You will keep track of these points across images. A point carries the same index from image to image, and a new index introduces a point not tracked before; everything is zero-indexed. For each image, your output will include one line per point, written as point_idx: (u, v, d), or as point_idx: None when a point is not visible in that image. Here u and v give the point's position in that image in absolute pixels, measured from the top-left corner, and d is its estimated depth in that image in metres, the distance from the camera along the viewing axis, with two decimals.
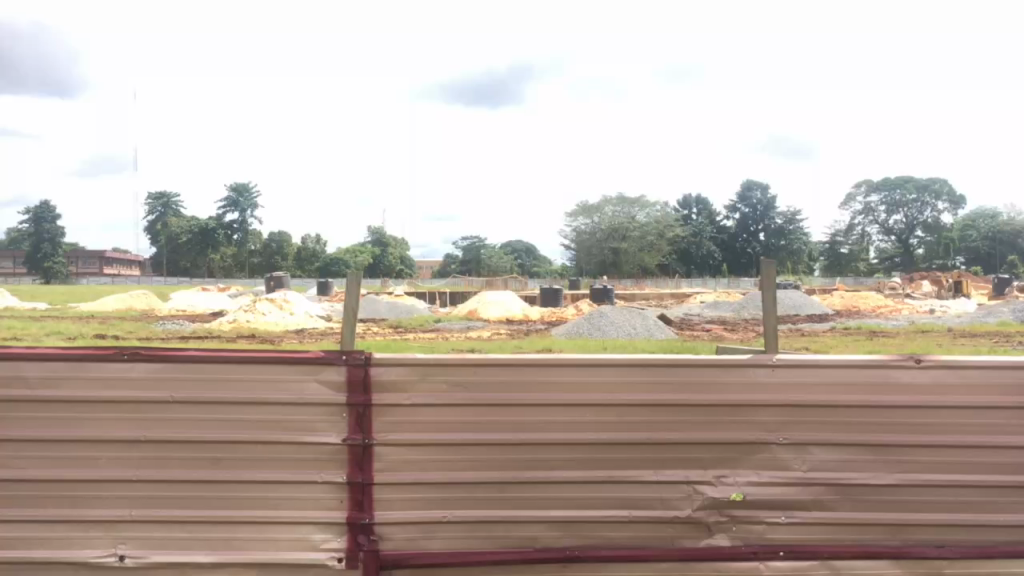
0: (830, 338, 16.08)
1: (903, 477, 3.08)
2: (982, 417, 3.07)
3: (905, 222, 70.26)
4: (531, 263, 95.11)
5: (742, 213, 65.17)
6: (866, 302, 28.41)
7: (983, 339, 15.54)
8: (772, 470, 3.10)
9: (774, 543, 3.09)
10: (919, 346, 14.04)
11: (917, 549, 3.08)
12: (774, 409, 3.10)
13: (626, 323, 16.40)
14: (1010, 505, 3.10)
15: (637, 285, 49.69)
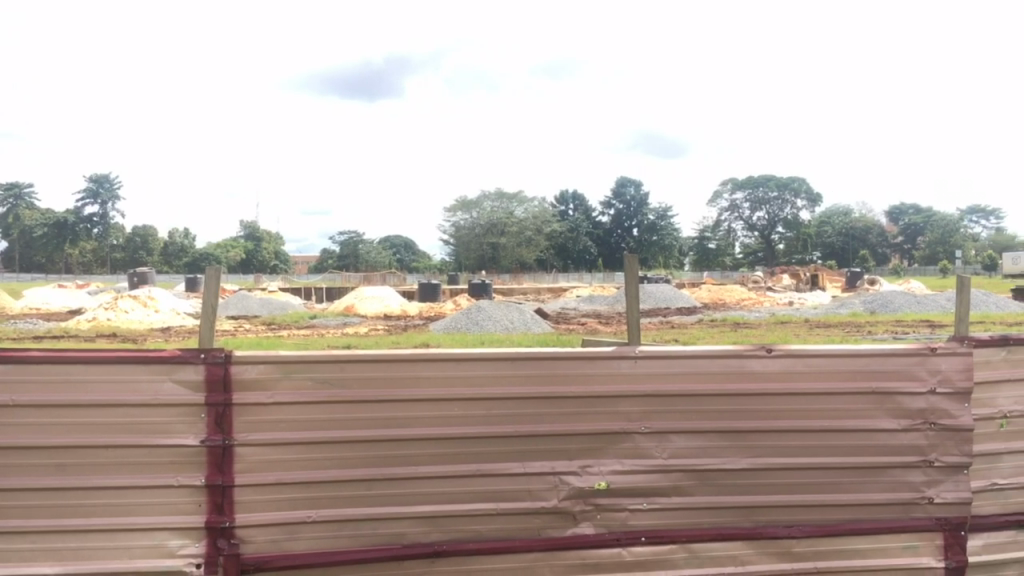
0: (697, 330, 16.71)
1: (756, 461, 3.20)
2: (829, 402, 3.23)
3: (768, 218, 73.87)
4: (412, 259, 94.55)
5: (617, 209, 66.87)
6: (732, 294, 29.72)
7: (836, 328, 16.51)
8: (634, 459, 3.18)
9: (635, 530, 3.17)
10: (777, 338, 14.75)
11: (768, 530, 3.20)
12: (635, 400, 3.18)
13: (503, 318, 16.55)
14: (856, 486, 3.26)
15: (515, 281, 50.05)
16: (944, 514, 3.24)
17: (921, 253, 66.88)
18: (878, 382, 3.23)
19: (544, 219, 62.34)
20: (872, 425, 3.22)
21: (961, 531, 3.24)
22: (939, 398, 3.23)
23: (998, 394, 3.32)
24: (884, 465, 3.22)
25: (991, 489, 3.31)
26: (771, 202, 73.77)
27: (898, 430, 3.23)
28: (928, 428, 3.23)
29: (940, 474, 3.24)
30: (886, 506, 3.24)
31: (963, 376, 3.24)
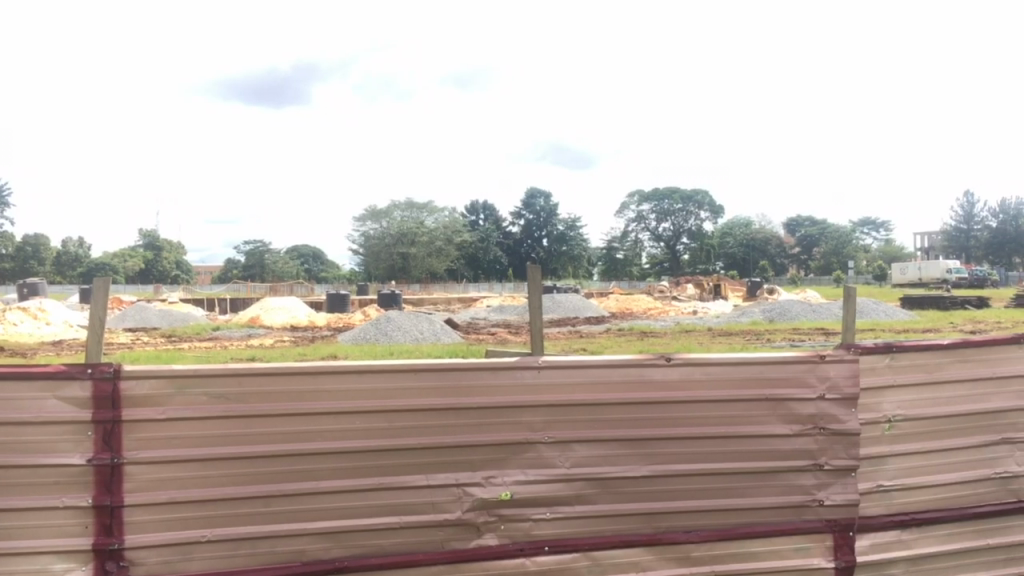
0: (605, 339, 16.96)
1: (656, 468, 3.26)
2: (726, 409, 3.31)
3: (673, 230, 75.69)
4: (320, 270, 93.06)
5: (526, 220, 67.40)
6: (639, 304, 30.30)
7: (738, 337, 17.03)
8: (537, 468, 3.20)
9: (539, 539, 3.18)
10: (681, 347, 15.09)
11: (669, 536, 3.26)
12: (538, 410, 3.20)
13: (412, 329, 16.44)
14: (755, 491, 3.34)
15: (425, 291, 49.83)
16: (833, 516, 3.36)
17: (817, 264, 69.67)
18: (771, 389, 3.34)
19: (454, 229, 62.31)
20: (765, 431, 3.33)
21: (849, 531, 3.37)
22: (828, 404, 3.35)
23: (883, 399, 3.44)
24: (777, 470, 3.33)
25: (878, 491, 3.42)
26: (676, 213, 75.59)
27: (790, 435, 3.34)
28: (818, 432, 3.35)
29: (830, 477, 3.36)
30: (778, 510, 3.34)
31: (850, 382, 3.37)
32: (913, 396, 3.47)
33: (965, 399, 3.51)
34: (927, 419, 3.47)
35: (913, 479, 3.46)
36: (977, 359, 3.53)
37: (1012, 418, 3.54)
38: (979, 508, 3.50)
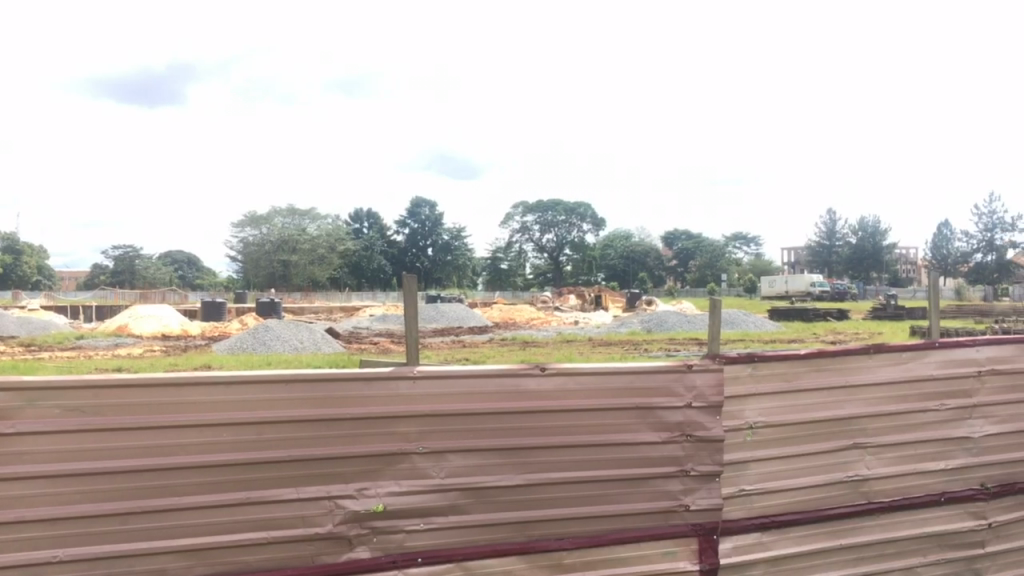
0: (488, 349, 17.08)
1: (531, 477, 3.29)
2: (598, 417, 3.38)
3: (556, 241, 76.98)
4: (196, 277, 89.78)
5: (411, 229, 67.09)
6: (522, 314, 30.61)
7: (616, 347, 17.49)
8: (411, 479, 3.17)
9: (412, 551, 3.15)
10: (562, 356, 15.35)
11: (541, 544, 3.28)
12: (413, 420, 3.18)
13: (292, 338, 16.09)
14: (626, 496, 3.42)
15: (307, 299, 48.79)
16: (699, 519, 3.48)
17: (693, 276, 72.24)
18: (641, 398, 3.43)
19: (338, 236, 61.50)
20: (636, 438, 3.42)
21: (713, 534, 3.50)
22: (694, 412, 3.48)
23: (744, 407, 3.58)
24: (647, 476, 3.42)
25: (739, 495, 3.55)
26: (559, 225, 76.93)
27: (659, 442, 3.44)
28: (685, 440, 3.46)
29: (695, 482, 3.47)
30: (646, 515, 3.43)
31: (715, 391, 3.51)
32: (774, 404, 3.63)
33: (820, 405, 3.69)
34: (786, 425, 3.63)
35: (772, 483, 3.61)
36: (831, 368, 3.72)
37: (864, 424, 3.74)
38: (834, 510, 3.68)
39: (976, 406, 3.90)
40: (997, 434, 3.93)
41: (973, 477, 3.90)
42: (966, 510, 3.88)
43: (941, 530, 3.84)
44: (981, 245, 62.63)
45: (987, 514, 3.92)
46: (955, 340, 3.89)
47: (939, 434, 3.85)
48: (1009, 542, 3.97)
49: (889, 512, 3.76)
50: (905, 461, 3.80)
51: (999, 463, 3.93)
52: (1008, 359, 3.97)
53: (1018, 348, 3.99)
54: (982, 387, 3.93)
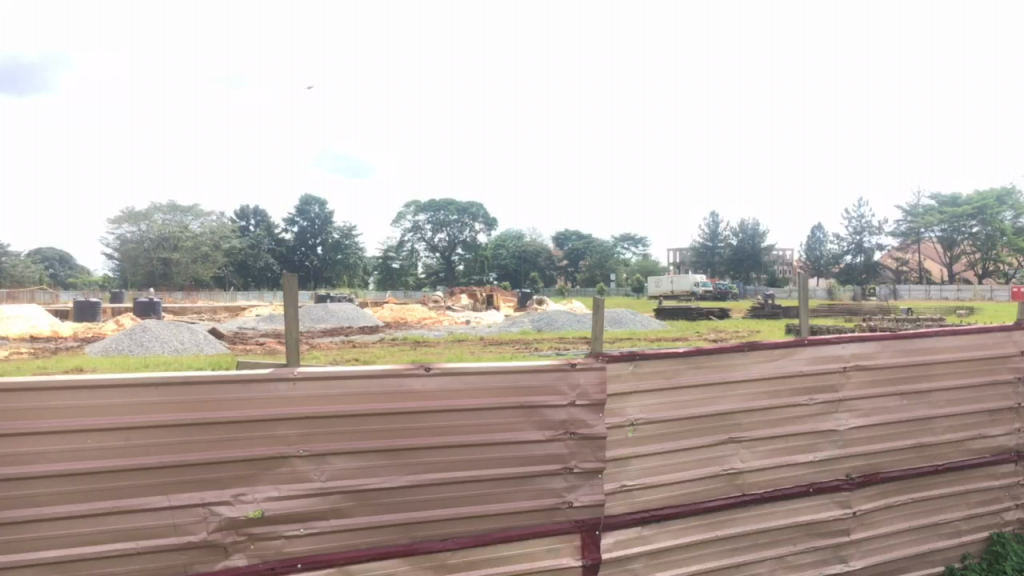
0: (378, 349, 16.91)
1: (415, 478, 3.25)
2: (483, 417, 3.38)
3: (448, 241, 76.87)
4: (70, 275, 85.40)
5: (300, 227, 65.73)
6: (413, 313, 30.40)
7: (507, 346, 17.63)
8: (290, 483, 3.08)
9: (291, 557, 3.07)
10: (452, 356, 15.33)
11: (425, 545, 3.25)
12: (293, 423, 3.09)
13: (172, 339, 15.49)
14: (512, 495, 3.42)
15: (189, 299, 47.01)
16: (581, 516, 3.53)
17: (583, 276, 73.53)
18: (526, 397, 3.45)
19: (222, 234, 60.10)
20: (521, 436, 3.43)
21: (596, 530, 3.55)
22: (578, 410, 3.53)
23: (627, 404, 3.65)
24: (531, 475, 3.44)
25: (621, 491, 3.62)
26: (451, 224, 76.83)
27: (543, 440, 3.46)
28: (569, 437, 3.51)
29: (578, 479, 3.52)
30: (530, 513, 3.45)
31: (598, 389, 3.57)
32: (654, 401, 3.71)
33: (699, 401, 3.80)
34: (666, 422, 3.72)
35: (652, 479, 3.69)
36: (709, 365, 3.83)
37: (739, 419, 3.87)
38: (711, 502, 3.79)
39: (843, 400, 4.10)
40: (862, 426, 4.14)
41: (840, 467, 4.10)
42: (833, 500, 4.08)
43: (810, 519, 4.01)
44: (850, 247, 66.24)
45: (852, 503, 4.12)
46: (823, 338, 4.08)
47: (809, 428, 4.03)
48: (874, 529, 4.19)
49: (761, 503, 3.90)
50: (778, 454, 3.96)
51: (864, 454, 4.14)
52: (871, 355, 4.19)
53: (880, 344, 4.22)
54: (847, 381, 4.13)
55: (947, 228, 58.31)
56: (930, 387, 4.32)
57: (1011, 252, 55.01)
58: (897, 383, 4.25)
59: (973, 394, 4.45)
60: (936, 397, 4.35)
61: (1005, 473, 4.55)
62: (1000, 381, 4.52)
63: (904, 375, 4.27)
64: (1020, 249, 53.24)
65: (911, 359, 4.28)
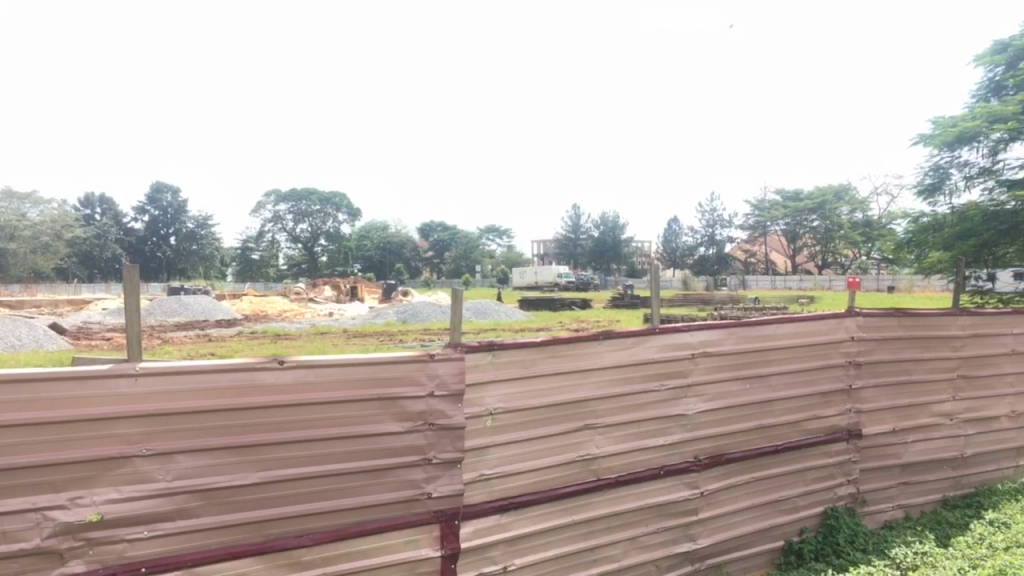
0: (236, 342, 16.36)
1: (268, 475, 3.16)
2: (340, 410, 3.32)
3: (310, 231, 75.11)
4: None
5: (151, 216, 62.43)
6: (273, 306, 29.59)
7: (371, 338, 17.39)
8: (133, 484, 2.93)
9: (134, 561, 2.92)
10: (315, 348, 15.04)
11: (279, 542, 3.16)
12: (135, 421, 2.94)
13: (6, 335, 14.44)
14: (369, 487, 3.38)
15: (26, 293, 43.77)
16: (440, 506, 3.53)
17: (448, 268, 73.76)
18: (384, 388, 3.42)
19: (64, 222, 55.66)
20: (379, 429, 3.40)
21: (455, 520, 3.56)
22: (437, 400, 3.53)
23: (486, 393, 3.67)
24: (388, 467, 3.41)
25: (480, 480, 3.63)
26: (313, 215, 75.09)
27: (401, 432, 3.44)
28: (427, 428, 3.50)
29: (438, 470, 3.52)
30: (388, 505, 3.42)
31: (456, 378, 3.58)
32: (512, 389, 3.75)
33: (556, 390, 3.88)
34: (523, 410, 3.77)
35: (510, 466, 3.73)
36: (566, 354, 3.91)
37: (594, 406, 3.98)
38: (566, 488, 3.87)
39: (691, 385, 4.29)
40: (709, 410, 4.34)
41: (688, 450, 4.27)
42: (682, 481, 4.25)
43: (661, 501, 4.17)
44: (703, 240, 69.49)
45: (700, 483, 4.31)
46: (673, 326, 4.25)
47: (661, 413, 4.18)
48: (719, 508, 4.39)
49: (615, 487, 4.02)
50: (630, 440, 4.09)
51: (710, 437, 4.34)
52: (717, 342, 4.40)
53: (725, 332, 4.44)
54: (696, 367, 4.31)
55: (792, 222, 61.92)
56: (772, 371, 4.57)
57: (847, 244, 59.03)
58: (740, 369, 4.47)
59: (809, 378, 4.74)
60: (777, 380, 4.61)
61: (838, 451, 4.88)
62: (834, 365, 4.83)
63: (748, 360, 4.50)
64: (855, 241, 57.11)
65: (754, 346, 4.52)
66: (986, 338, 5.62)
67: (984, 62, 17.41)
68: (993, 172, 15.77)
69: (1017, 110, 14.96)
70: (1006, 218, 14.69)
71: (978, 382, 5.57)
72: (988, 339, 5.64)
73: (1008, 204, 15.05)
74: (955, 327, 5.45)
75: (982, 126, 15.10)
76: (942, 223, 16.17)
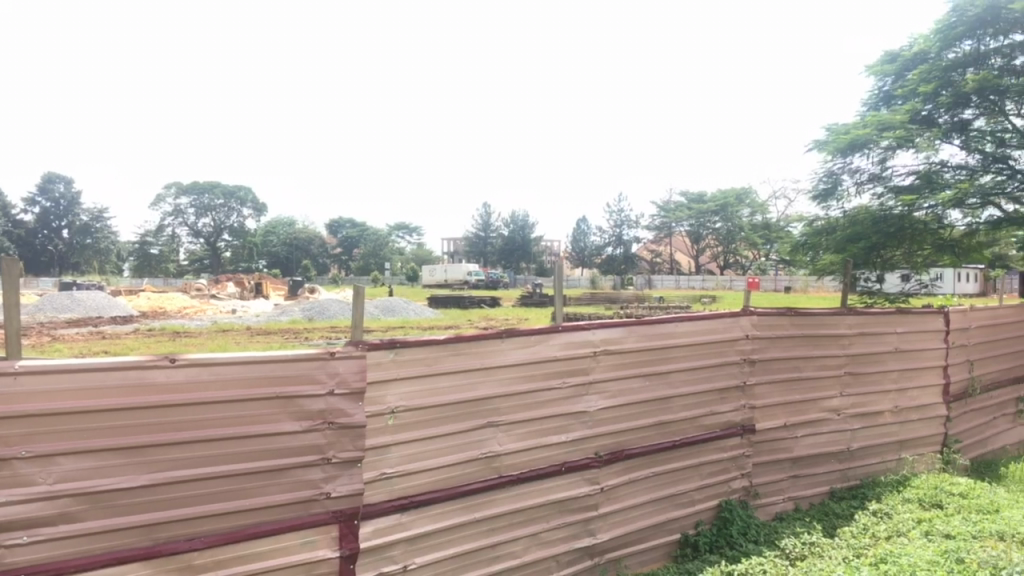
0: (132, 339, 15.79)
1: (160, 477, 3.05)
2: (235, 409, 3.23)
3: (213, 226, 72.95)
4: None
5: (42, 208, 59.37)
6: (173, 303, 28.64)
7: (276, 336, 17.02)
8: (12, 488, 2.78)
9: (12, 568, 2.77)
10: (215, 346, 14.63)
11: (169, 546, 3.06)
12: (13, 422, 2.79)
13: None
14: (265, 488, 3.30)
15: None
16: (339, 506, 3.47)
17: (356, 264, 72.91)
18: (282, 387, 3.35)
19: None
20: (277, 428, 3.32)
21: (354, 520, 3.51)
22: (336, 398, 3.48)
23: (386, 392, 3.63)
24: (286, 467, 3.34)
25: (381, 479, 3.60)
26: (216, 209, 72.95)
27: (299, 431, 3.38)
28: (326, 427, 3.45)
29: (337, 469, 3.47)
30: (284, 506, 3.35)
31: (356, 377, 3.54)
32: (412, 388, 3.72)
33: (458, 387, 3.87)
34: (424, 409, 3.75)
35: (411, 464, 3.70)
36: (468, 351, 3.91)
37: (496, 404, 3.99)
38: (466, 486, 3.87)
39: (593, 382, 4.35)
40: (609, 407, 4.41)
41: (589, 446, 4.33)
42: (584, 478, 4.30)
43: (561, 496, 4.21)
44: (611, 239, 70.83)
45: (600, 479, 4.37)
46: (575, 324, 4.30)
47: (562, 410, 4.22)
48: (618, 503, 4.47)
49: (516, 484, 4.04)
50: (532, 436, 4.12)
51: (610, 433, 4.41)
52: (619, 340, 4.47)
53: (626, 330, 4.52)
54: (596, 365, 4.38)
55: (695, 223, 63.49)
56: (670, 368, 4.67)
57: (747, 245, 60.92)
58: (640, 366, 4.56)
59: (706, 375, 4.87)
60: (675, 376, 4.72)
61: (732, 445, 5.02)
62: (729, 363, 4.98)
63: (648, 357, 4.59)
64: (754, 243, 59.01)
65: (653, 344, 4.61)
66: (872, 337, 5.89)
67: (875, 73, 18.26)
68: (882, 179, 16.55)
69: (904, 120, 15.73)
70: (893, 222, 15.47)
71: (864, 378, 5.83)
72: (874, 337, 5.91)
73: (895, 208, 15.85)
74: (843, 325, 5.69)
75: (872, 134, 15.80)
76: (835, 226, 16.90)
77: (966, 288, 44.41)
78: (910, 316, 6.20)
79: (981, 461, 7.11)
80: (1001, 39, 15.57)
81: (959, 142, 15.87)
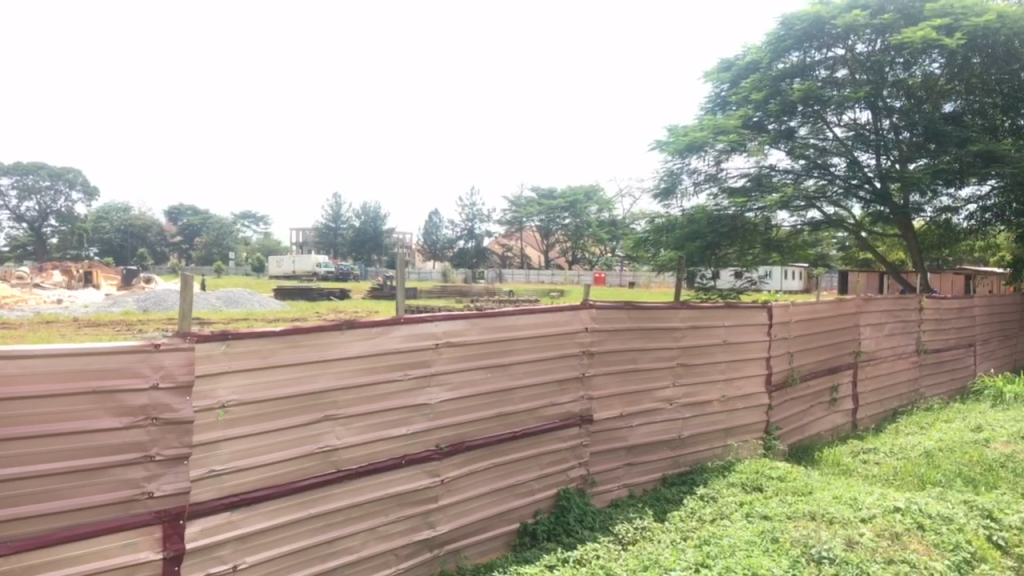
0: None
1: None
2: (49, 405, 3.00)
3: (37, 210, 67.77)
4: None
5: None
6: None
7: (105, 327, 15.95)
8: None
9: None
10: (38, 338, 13.59)
11: None
12: None
13: None
14: (81, 488, 3.09)
15: None
16: (163, 506, 3.30)
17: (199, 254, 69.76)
18: (102, 381, 3.14)
19: None
20: (96, 424, 3.12)
21: (179, 520, 3.34)
22: (161, 393, 3.30)
23: (217, 386, 3.48)
24: (105, 465, 3.14)
25: (210, 476, 3.45)
26: (41, 191, 67.80)
27: (120, 428, 3.18)
28: (150, 423, 3.27)
29: (161, 467, 3.30)
30: (103, 507, 3.14)
31: (184, 370, 3.37)
32: (246, 381, 3.59)
33: (294, 380, 3.76)
34: (258, 403, 3.62)
35: (244, 461, 3.57)
36: (306, 343, 3.81)
37: (334, 398, 3.91)
38: (302, 481, 3.78)
39: (434, 374, 4.34)
40: (451, 399, 4.41)
41: (430, 438, 4.33)
42: (424, 470, 4.29)
43: (402, 489, 4.18)
44: (463, 233, 71.19)
45: (440, 471, 4.38)
46: (417, 317, 4.27)
47: (403, 402, 4.19)
48: (458, 494, 4.48)
49: (355, 478, 3.98)
50: (371, 430, 4.07)
51: (452, 425, 4.42)
52: (461, 333, 4.49)
53: (469, 323, 4.54)
54: (439, 357, 4.37)
55: (545, 219, 64.74)
56: (511, 361, 4.73)
57: (594, 241, 62.71)
58: (482, 358, 4.59)
59: (547, 367, 4.97)
60: (516, 369, 4.78)
61: (571, 436, 5.15)
62: (569, 355, 5.09)
63: (489, 350, 4.62)
64: (601, 239, 60.86)
65: (496, 336, 4.65)
66: (703, 330, 6.18)
67: (711, 79, 19.19)
68: (717, 179, 17.49)
69: (737, 124, 16.65)
70: (727, 222, 16.38)
71: (695, 369, 6.12)
72: (705, 331, 6.21)
73: (729, 209, 16.77)
74: (676, 319, 5.94)
75: (708, 137, 16.60)
76: (674, 224, 17.69)
77: (791, 285, 47.60)
78: (738, 310, 6.55)
79: (799, 447, 7.61)
80: (824, 52, 16.75)
81: (786, 148, 16.92)
